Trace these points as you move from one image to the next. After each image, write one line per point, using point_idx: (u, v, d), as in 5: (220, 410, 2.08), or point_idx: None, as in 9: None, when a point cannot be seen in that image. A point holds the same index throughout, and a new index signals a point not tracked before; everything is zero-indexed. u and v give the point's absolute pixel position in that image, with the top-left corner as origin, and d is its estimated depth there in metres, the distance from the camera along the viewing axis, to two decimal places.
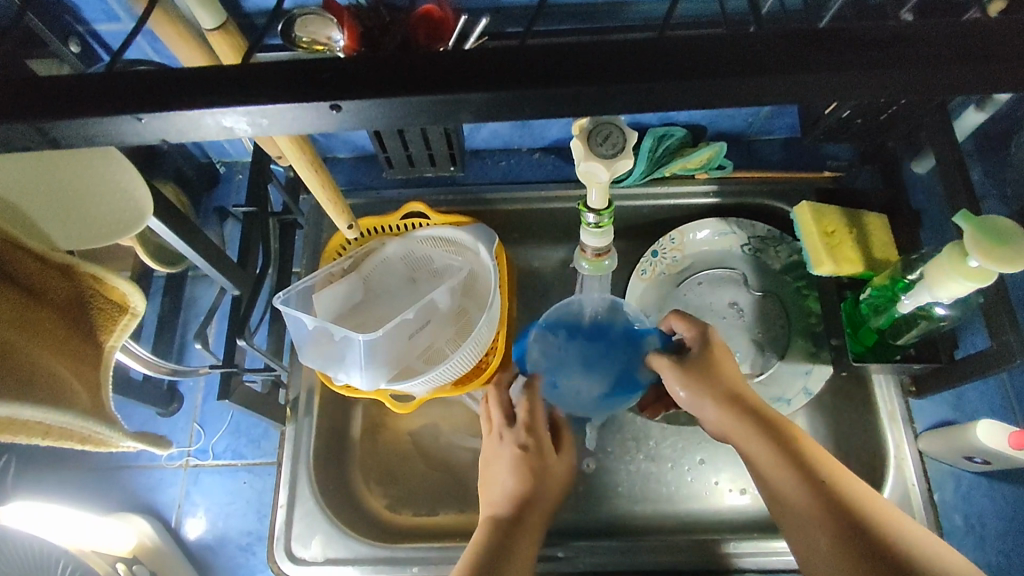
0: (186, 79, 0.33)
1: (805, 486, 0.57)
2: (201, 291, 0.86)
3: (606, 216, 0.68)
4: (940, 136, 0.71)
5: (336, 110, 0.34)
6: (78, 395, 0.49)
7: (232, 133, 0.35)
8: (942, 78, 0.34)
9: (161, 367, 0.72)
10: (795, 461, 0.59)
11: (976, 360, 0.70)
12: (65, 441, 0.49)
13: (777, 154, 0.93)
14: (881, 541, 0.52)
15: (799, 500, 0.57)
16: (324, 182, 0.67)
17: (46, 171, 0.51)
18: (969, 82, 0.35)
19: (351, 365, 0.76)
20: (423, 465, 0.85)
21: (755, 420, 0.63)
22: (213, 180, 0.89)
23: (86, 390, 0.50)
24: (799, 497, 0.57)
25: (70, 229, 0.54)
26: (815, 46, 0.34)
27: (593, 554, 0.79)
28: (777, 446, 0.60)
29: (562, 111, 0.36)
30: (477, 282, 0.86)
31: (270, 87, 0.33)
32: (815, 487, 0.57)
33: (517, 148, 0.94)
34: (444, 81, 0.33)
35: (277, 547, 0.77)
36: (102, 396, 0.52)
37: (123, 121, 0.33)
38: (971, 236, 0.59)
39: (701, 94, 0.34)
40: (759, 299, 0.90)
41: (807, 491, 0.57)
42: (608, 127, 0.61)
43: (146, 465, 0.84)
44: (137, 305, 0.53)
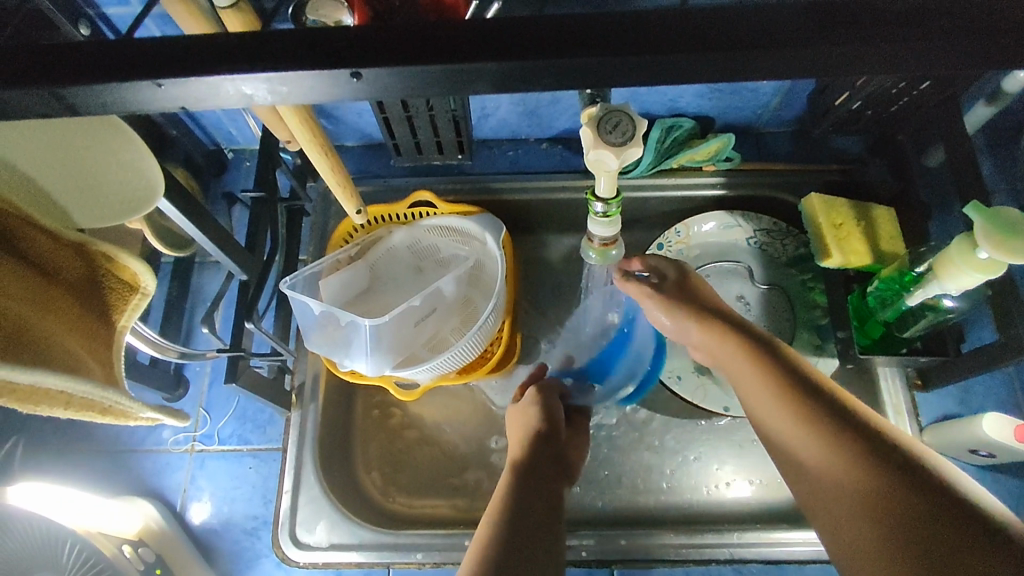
0: (201, 49, 0.33)
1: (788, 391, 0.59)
2: (209, 275, 0.86)
3: (614, 204, 0.68)
4: (951, 128, 0.71)
5: (354, 79, 0.34)
6: (94, 370, 0.49)
7: (250, 101, 0.35)
8: (963, 53, 0.34)
9: (169, 349, 0.72)
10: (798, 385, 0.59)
11: (982, 352, 0.70)
12: (85, 413, 0.49)
13: (786, 146, 0.92)
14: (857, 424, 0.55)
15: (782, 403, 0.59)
16: (333, 167, 0.67)
17: (58, 147, 0.50)
18: (989, 58, 0.35)
19: (358, 350, 0.76)
20: (427, 453, 0.86)
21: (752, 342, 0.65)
22: (222, 166, 0.89)
23: (100, 364, 0.51)
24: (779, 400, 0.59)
25: (82, 207, 0.54)
26: (832, 18, 0.34)
27: (597, 542, 0.79)
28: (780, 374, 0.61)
29: (576, 85, 0.35)
30: (484, 271, 0.86)
31: (285, 58, 0.33)
32: (814, 395, 0.58)
33: (525, 138, 0.94)
34: (462, 53, 0.33)
35: (282, 532, 0.77)
36: (117, 373, 0.52)
37: (141, 87, 0.33)
38: (982, 228, 0.59)
39: (717, 68, 0.35)
40: (765, 291, 0.90)
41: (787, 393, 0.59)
42: (618, 114, 0.61)
43: (153, 449, 0.84)
44: (148, 283, 0.54)
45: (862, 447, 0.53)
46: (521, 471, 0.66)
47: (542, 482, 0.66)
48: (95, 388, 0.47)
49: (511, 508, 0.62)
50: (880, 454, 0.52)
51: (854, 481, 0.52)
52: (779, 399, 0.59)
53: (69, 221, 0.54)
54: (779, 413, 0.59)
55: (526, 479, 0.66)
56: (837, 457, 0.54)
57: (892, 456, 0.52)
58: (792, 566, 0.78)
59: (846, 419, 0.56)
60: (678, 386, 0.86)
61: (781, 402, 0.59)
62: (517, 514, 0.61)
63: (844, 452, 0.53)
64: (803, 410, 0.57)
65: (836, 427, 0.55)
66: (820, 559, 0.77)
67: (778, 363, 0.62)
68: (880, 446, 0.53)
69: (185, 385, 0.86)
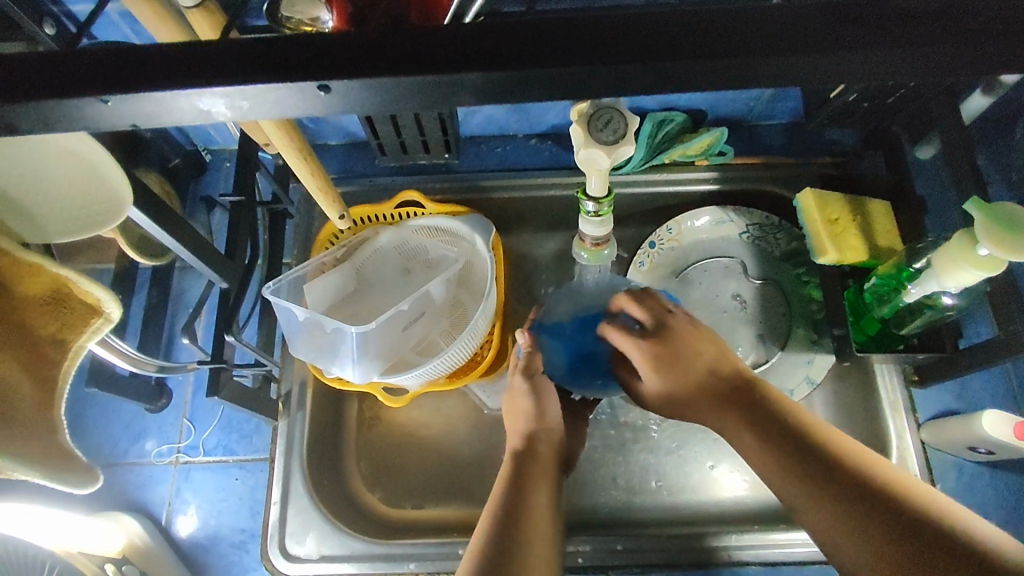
0: (155, 60, 0.31)
1: (745, 430, 0.58)
2: (189, 283, 0.84)
3: (606, 203, 0.65)
4: (947, 120, 0.70)
5: (322, 91, 0.31)
6: (26, 394, 0.50)
7: (208, 118, 0.33)
8: (956, 60, 0.33)
9: (147, 363, 0.69)
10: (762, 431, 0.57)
11: (981, 348, 0.69)
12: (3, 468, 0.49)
13: (779, 138, 0.90)
14: (833, 467, 0.53)
15: (747, 440, 0.58)
16: (312, 170, 0.65)
17: (36, 179, 0.49)
18: (989, 63, 0.33)
19: (344, 358, 0.73)
20: (420, 459, 0.84)
21: (718, 390, 0.61)
22: (201, 168, 0.86)
23: (36, 382, 0.51)
24: (745, 438, 0.58)
25: (49, 220, 0.53)
26: (828, 21, 0.32)
27: (594, 548, 0.77)
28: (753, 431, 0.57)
29: (564, 96, 0.33)
30: (473, 273, 0.83)
31: (244, 67, 0.31)
32: (769, 435, 0.57)
33: (514, 134, 0.91)
34: (441, 60, 0.31)
35: (271, 545, 0.75)
36: (57, 391, 0.53)
37: (85, 104, 0.31)
38: (982, 225, 0.58)
39: (715, 77, 0.33)
40: (759, 287, 0.88)
41: (745, 434, 0.58)
42: (609, 112, 0.58)
43: (135, 462, 0.82)
44: (111, 310, 0.53)
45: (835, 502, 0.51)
46: (523, 457, 0.65)
47: (541, 473, 0.64)
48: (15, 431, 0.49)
49: (509, 497, 0.60)
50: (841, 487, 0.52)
51: (833, 521, 0.51)
52: (779, 472, 0.55)
53: (56, 238, 0.54)
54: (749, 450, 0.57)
55: (524, 462, 0.64)
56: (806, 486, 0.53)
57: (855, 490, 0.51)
58: (790, 568, 0.77)
59: (817, 460, 0.54)
60: None
61: (756, 436, 0.57)
62: (523, 493, 0.60)
63: (832, 503, 0.51)
64: (765, 445, 0.56)
65: (797, 462, 0.54)
66: (818, 560, 0.75)
67: (745, 400, 0.60)
68: (858, 492, 0.51)
69: (167, 395, 0.84)
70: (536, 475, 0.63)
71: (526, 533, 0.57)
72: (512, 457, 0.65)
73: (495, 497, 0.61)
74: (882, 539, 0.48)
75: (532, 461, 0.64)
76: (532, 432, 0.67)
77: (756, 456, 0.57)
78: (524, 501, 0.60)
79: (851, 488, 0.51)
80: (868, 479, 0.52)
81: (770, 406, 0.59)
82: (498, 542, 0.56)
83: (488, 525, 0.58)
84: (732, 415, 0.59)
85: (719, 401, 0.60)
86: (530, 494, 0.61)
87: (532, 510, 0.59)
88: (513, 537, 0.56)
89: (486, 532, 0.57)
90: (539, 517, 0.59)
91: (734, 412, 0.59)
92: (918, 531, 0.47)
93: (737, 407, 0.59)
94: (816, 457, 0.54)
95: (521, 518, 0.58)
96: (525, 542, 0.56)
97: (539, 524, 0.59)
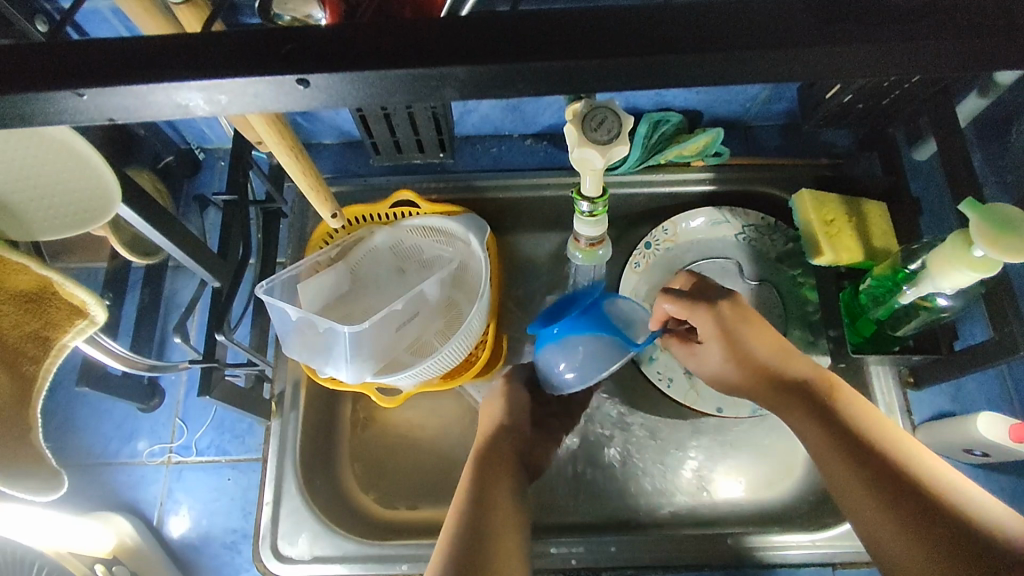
0: (134, 54, 0.31)
1: (812, 418, 0.61)
2: (182, 283, 0.84)
3: (601, 203, 0.65)
4: (942, 121, 0.69)
5: (302, 85, 0.31)
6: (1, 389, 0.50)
7: (191, 112, 0.32)
8: (945, 56, 0.33)
9: (138, 362, 0.69)
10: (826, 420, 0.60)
11: (976, 349, 0.68)
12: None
13: (775, 139, 0.89)
14: (894, 468, 0.56)
15: (814, 430, 0.61)
16: (305, 169, 0.64)
17: (24, 176, 0.49)
18: (976, 60, 0.33)
19: (338, 358, 0.73)
20: (414, 460, 0.84)
21: (791, 384, 0.64)
22: (195, 167, 0.86)
23: (13, 379, 0.51)
24: (812, 430, 0.61)
25: (36, 215, 0.53)
26: (817, 16, 0.32)
27: (588, 550, 0.76)
28: (815, 409, 0.62)
29: (552, 90, 0.33)
30: (468, 273, 0.83)
31: (225, 61, 0.30)
32: (842, 431, 0.59)
33: (509, 134, 0.91)
34: (424, 55, 0.31)
35: (263, 545, 0.75)
36: (34, 388, 0.53)
37: (66, 97, 0.31)
38: (977, 226, 0.57)
39: (701, 71, 0.32)
40: (756, 288, 0.88)
41: (812, 423, 0.61)
42: (603, 111, 0.58)
43: (127, 462, 0.82)
44: (95, 314, 0.53)
45: (897, 503, 0.53)
46: (491, 455, 0.68)
47: (506, 469, 0.66)
48: None
49: (472, 490, 0.62)
50: (897, 487, 0.54)
51: (887, 515, 0.53)
52: (843, 464, 0.57)
53: (43, 234, 0.54)
54: (814, 442, 0.60)
55: (491, 462, 0.67)
56: (867, 482, 0.56)
57: (918, 493, 0.53)
58: (784, 570, 0.77)
59: (879, 461, 0.56)
60: (670, 389, 0.84)
61: (823, 428, 0.60)
62: (488, 485, 0.63)
63: (890, 500, 0.54)
64: (834, 438, 0.59)
65: (862, 457, 0.57)
66: (813, 562, 0.75)
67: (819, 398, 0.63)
68: (917, 496, 0.53)
69: (159, 395, 0.83)
70: (503, 470, 0.66)
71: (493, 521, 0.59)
72: (480, 457, 0.68)
73: (464, 490, 0.63)
74: (941, 540, 0.50)
75: (500, 460, 0.67)
76: (496, 432, 0.71)
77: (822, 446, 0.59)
78: (491, 493, 0.62)
79: (910, 492, 0.54)
80: (927, 484, 0.54)
81: (842, 407, 0.61)
82: (468, 533, 0.57)
83: (459, 518, 0.59)
84: (802, 405, 0.63)
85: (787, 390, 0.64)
86: (493, 485, 0.63)
87: (498, 497, 0.62)
88: (482, 527, 0.58)
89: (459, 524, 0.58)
90: (503, 505, 0.62)
91: (808, 408, 0.62)
92: (970, 539, 0.49)
93: (807, 400, 0.63)
94: (880, 456, 0.57)
95: (484, 507, 0.60)
96: (493, 532, 0.58)
97: (505, 509, 0.61)
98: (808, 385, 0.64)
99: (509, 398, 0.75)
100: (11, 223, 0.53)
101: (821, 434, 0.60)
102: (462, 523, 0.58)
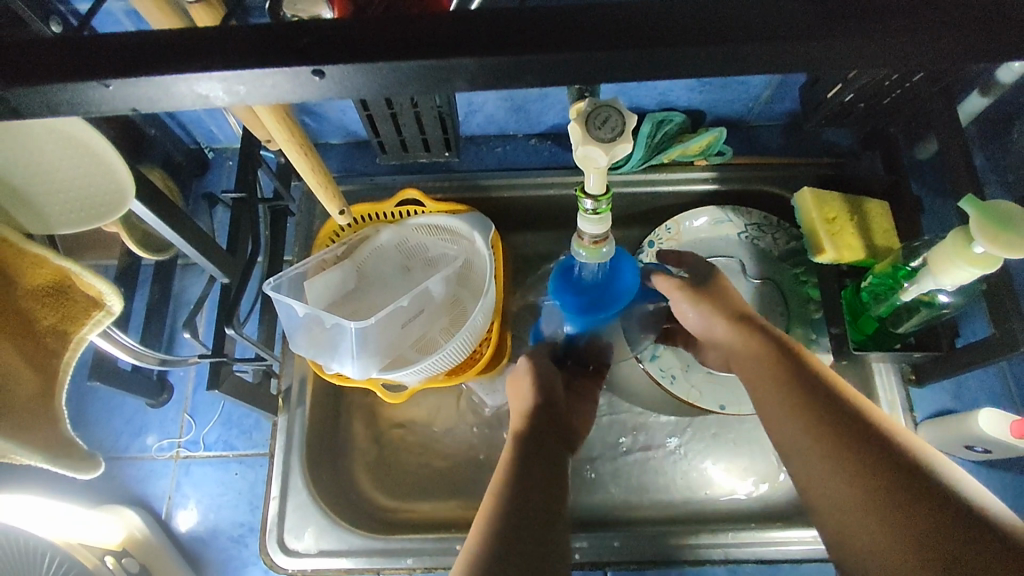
0: (154, 46, 0.32)
1: (783, 388, 0.62)
2: (191, 279, 0.85)
3: (605, 202, 0.64)
4: (944, 120, 0.70)
5: (316, 76, 0.32)
6: (25, 383, 0.51)
7: (208, 103, 0.33)
8: (940, 49, 0.33)
9: (148, 356, 0.70)
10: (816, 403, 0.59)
11: (977, 346, 0.69)
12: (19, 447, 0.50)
13: (778, 139, 0.90)
14: (863, 435, 0.56)
15: (783, 398, 0.61)
16: (313, 166, 0.65)
17: (40, 168, 0.50)
18: (968, 54, 0.34)
19: (344, 354, 0.74)
20: (419, 455, 0.84)
21: (764, 349, 0.66)
22: (204, 165, 0.87)
23: (38, 373, 0.52)
24: (781, 397, 0.62)
25: (55, 213, 0.54)
26: (814, 9, 0.33)
27: (591, 544, 0.77)
28: (785, 377, 0.62)
29: (557, 83, 0.34)
30: (473, 270, 0.84)
31: (240, 54, 0.31)
32: (811, 400, 0.60)
33: (513, 133, 0.92)
34: (433, 50, 0.32)
35: (269, 539, 0.76)
36: (58, 382, 0.54)
37: (89, 89, 0.32)
38: (977, 223, 0.58)
39: (701, 64, 0.33)
40: (759, 286, 0.89)
41: (782, 392, 0.62)
42: (607, 109, 0.58)
43: (136, 456, 0.83)
44: (112, 303, 0.54)
45: (864, 470, 0.54)
46: (523, 436, 0.66)
47: (539, 451, 0.65)
48: (16, 420, 0.50)
49: (505, 482, 0.61)
50: (866, 454, 0.55)
51: (853, 483, 0.54)
52: (810, 433, 0.58)
53: (58, 229, 0.55)
54: (783, 412, 0.61)
55: (522, 445, 0.66)
56: (832, 450, 0.56)
57: (887, 461, 0.54)
58: (786, 566, 0.77)
59: (849, 429, 0.57)
60: (673, 386, 0.84)
61: (791, 398, 0.61)
62: (521, 472, 0.62)
63: (857, 468, 0.54)
64: (804, 407, 0.60)
65: (832, 426, 0.57)
66: (815, 557, 0.75)
67: (792, 367, 0.63)
68: (887, 464, 0.53)
69: (169, 390, 0.85)
70: (534, 451, 0.65)
71: (527, 507, 0.59)
72: (512, 442, 0.67)
73: (495, 481, 0.62)
74: (907, 507, 0.50)
75: (530, 442, 0.66)
76: (528, 414, 0.69)
77: (790, 413, 0.60)
78: (521, 478, 0.61)
79: (879, 459, 0.54)
80: (896, 452, 0.54)
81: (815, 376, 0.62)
82: (502, 524, 0.57)
83: (489, 510, 0.59)
84: (773, 373, 0.64)
85: (758, 354, 0.66)
86: (524, 470, 0.62)
87: (532, 482, 0.61)
88: (513, 517, 0.58)
89: (489, 516, 0.58)
90: (536, 490, 0.61)
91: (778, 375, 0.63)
92: (936, 506, 0.50)
93: (779, 368, 0.64)
94: (849, 424, 0.57)
95: (520, 497, 0.59)
96: (530, 523, 0.58)
97: (542, 500, 0.60)
98: (779, 353, 0.65)
99: (540, 379, 0.72)
100: (28, 217, 0.54)
101: (789, 404, 0.61)
102: (501, 524, 0.57)
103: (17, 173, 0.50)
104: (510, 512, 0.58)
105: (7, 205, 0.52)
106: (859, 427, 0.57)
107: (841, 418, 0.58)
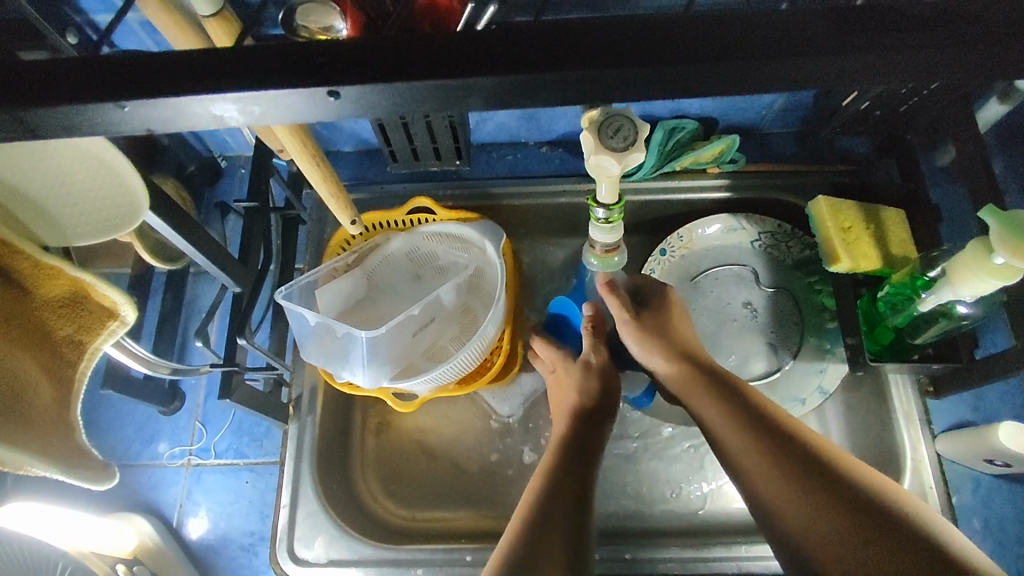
0: (169, 66, 0.32)
1: (734, 426, 0.62)
2: (203, 288, 0.85)
3: (616, 210, 0.65)
4: (961, 129, 0.69)
5: (332, 97, 0.32)
6: (43, 394, 0.51)
7: (223, 122, 0.33)
8: (961, 63, 0.33)
9: (161, 365, 0.70)
10: (770, 439, 0.60)
11: (996, 359, 0.68)
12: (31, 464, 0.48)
13: (792, 146, 0.89)
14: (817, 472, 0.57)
15: (736, 436, 0.62)
16: (325, 176, 0.65)
17: (57, 182, 0.51)
18: (989, 67, 0.33)
19: (355, 363, 0.74)
20: (429, 464, 0.84)
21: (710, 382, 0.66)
22: (216, 174, 0.88)
23: (55, 384, 0.52)
24: (733, 436, 0.62)
25: (73, 228, 0.55)
26: (829, 25, 0.32)
27: (602, 557, 0.76)
28: (735, 414, 0.63)
29: (570, 100, 0.34)
30: (483, 279, 0.83)
31: (255, 72, 0.31)
32: (759, 439, 0.61)
33: (524, 141, 0.92)
34: (447, 67, 0.32)
35: (280, 548, 0.75)
36: (74, 392, 0.54)
37: (105, 109, 0.32)
38: (998, 234, 0.57)
39: (717, 79, 0.33)
40: (772, 295, 0.88)
41: (734, 431, 0.62)
42: (619, 118, 0.58)
43: (148, 464, 0.83)
44: (126, 313, 0.54)
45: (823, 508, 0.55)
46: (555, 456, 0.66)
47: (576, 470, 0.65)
48: (35, 430, 0.49)
49: (534, 512, 0.60)
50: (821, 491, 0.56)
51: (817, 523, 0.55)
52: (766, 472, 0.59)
53: (75, 242, 0.56)
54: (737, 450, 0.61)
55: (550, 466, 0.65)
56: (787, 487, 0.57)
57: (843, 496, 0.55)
58: None
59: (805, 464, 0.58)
60: None
61: (743, 436, 0.61)
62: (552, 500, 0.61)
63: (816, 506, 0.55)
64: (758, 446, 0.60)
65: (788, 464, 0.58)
66: None
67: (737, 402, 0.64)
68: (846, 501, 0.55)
69: (181, 398, 0.85)
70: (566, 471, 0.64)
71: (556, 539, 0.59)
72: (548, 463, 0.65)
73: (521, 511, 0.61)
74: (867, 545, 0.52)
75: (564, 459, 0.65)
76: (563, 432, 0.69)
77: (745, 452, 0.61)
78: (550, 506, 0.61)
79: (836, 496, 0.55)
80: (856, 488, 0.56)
81: (765, 412, 0.63)
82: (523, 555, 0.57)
83: (514, 540, 0.58)
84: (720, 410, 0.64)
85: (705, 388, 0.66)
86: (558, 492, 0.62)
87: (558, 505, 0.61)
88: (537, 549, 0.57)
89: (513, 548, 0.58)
90: (560, 516, 0.60)
91: (732, 411, 0.63)
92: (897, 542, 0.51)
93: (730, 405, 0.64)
94: (804, 460, 0.58)
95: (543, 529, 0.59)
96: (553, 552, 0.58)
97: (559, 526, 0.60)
98: (726, 387, 0.65)
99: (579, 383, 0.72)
100: (46, 230, 0.54)
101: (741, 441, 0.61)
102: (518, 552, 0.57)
103: (34, 186, 0.50)
104: (534, 541, 0.58)
105: (25, 217, 0.53)
106: (813, 466, 0.58)
107: (794, 456, 0.59)
